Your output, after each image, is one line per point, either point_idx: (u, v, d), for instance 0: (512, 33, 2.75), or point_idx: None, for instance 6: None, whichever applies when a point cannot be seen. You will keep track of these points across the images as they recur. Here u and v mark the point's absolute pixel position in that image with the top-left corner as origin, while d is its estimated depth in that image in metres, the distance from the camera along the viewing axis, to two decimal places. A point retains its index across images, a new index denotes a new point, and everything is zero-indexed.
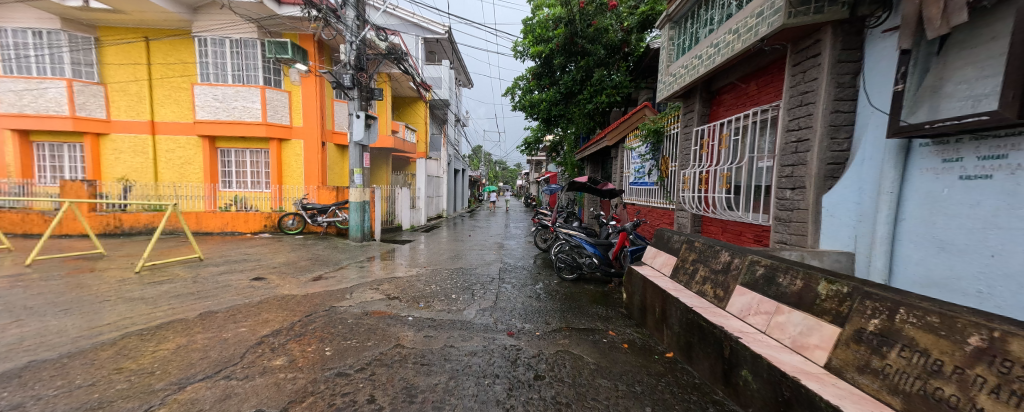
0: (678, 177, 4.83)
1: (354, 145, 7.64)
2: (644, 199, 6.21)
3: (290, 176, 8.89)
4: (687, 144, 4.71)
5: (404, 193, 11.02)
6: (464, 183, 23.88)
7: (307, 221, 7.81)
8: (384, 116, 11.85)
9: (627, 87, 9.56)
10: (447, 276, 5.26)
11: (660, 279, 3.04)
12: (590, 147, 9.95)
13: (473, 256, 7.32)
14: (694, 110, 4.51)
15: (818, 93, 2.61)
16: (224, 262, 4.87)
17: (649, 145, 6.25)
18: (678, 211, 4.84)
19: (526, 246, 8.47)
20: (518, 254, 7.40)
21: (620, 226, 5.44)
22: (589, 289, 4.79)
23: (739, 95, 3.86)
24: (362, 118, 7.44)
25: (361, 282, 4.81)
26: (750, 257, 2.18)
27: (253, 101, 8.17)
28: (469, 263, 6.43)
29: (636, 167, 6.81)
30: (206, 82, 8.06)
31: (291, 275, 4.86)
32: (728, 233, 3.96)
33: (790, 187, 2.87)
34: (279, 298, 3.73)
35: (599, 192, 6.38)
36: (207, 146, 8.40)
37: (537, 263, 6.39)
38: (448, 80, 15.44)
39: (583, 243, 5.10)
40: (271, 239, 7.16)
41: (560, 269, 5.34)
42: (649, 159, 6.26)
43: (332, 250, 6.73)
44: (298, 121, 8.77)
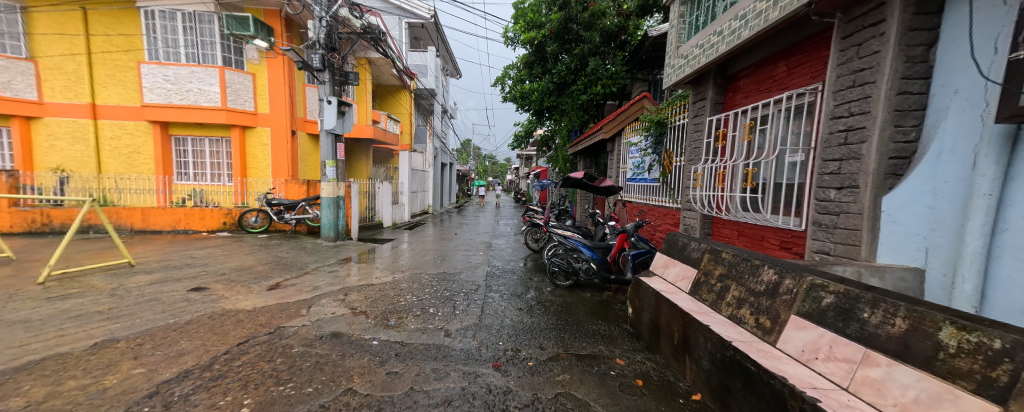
0: (687, 174, 4.32)
1: (326, 135, 6.86)
2: (646, 197, 5.70)
3: (255, 168, 8.09)
4: (696, 136, 4.20)
5: (385, 189, 10.30)
6: (452, 177, 23.12)
7: (272, 218, 7.04)
8: (364, 105, 11.04)
9: (623, 78, 9.13)
10: (426, 283, 4.65)
11: (677, 296, 2.52)
12: (584, 140, 9.44)
13: (458, 257, 6.71)
14: (706, 98, 3.99)
15: (880, 70, 2.10)
16: (160, 268, 4.18)
17: (651, 138, 5.72)
18: (685, 211, 4.34)
19: (516, 246, 7.91)
20: (507, 256, 6.83)
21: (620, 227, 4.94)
22: (586, 298, 4.26)
23: (761, 79, 3.35)
24: (334, 104, 6.66)
25: (324, 291, 4.18)
26: (811, 279, 1.66)
27: (210, 83, 7.36)
28: (452, 266, 5.83)
29: (637, 162, 6.28)
30: (154, 61, 7.24)
31: (242, 283, 4.19)
32: (746, 238, 3.48)
33: (835, 186, 2.37)
34: (215, 315, 3.09)
35: (596, 189, 5.85)
36: (159, 133, 7.61)
37: (528, 266, 5.82)
38: (434, 69, 14.65)
39: (580, 247, 4.62)
40: (230, 239, 6.40)
41: (554, 275, 4.79)
42: (650, 154, 5.74)
43: (299, 251, 6.03)
44: (264, 108, 7.96)
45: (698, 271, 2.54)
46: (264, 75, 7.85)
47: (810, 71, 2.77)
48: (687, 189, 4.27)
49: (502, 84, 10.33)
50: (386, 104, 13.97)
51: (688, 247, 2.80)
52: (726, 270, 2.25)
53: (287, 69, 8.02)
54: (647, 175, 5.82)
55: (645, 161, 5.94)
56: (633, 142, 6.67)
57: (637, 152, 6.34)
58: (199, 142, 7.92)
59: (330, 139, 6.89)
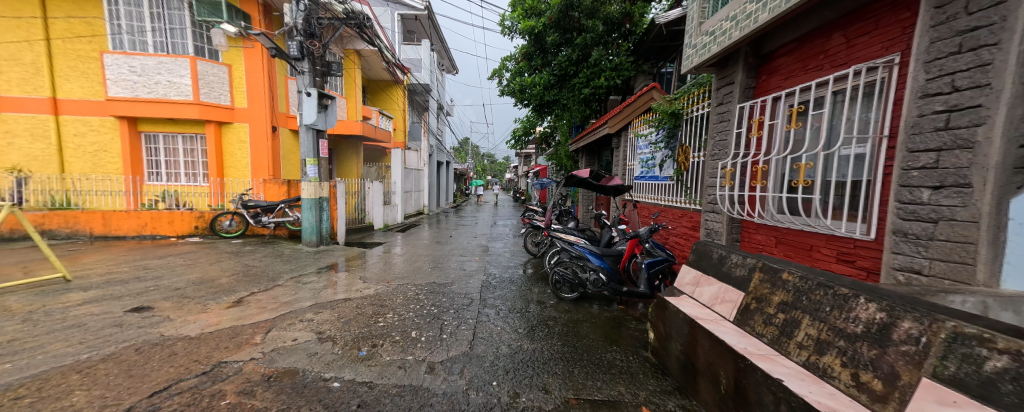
0: (710, 170, 3.76)
1: (305, 130, 6.29)
2: (661, 197, 5.12)
3: (233, 167, 7.52)
4: (720, 127, 3.65)
5: (375, 188, 9.72)
6: (450, 176, 22.51)
7: (249, 222, 6.46)
8: (353, 101, 10.46)
9: (629, 69, 8.59)
10: (412, 296, 4.08)
11: (719, 326, 1.96)
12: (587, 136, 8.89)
13: (452, 263, 6.14)
14: (734, 82, 3.43)
15: (1009, 26, 1.53)
16: (101, 284, 3.62)
17: (663, 131, 5.16)
18: (708, 213, 3.79)
19: (515, 250, 7.34)
20: (505, 262, 6.26)
21: (631, 232, 4.37)
22: (596, 314, 3.70)
23: (806, 55, 2.78)
24: (314, 97, 6.09)
25: (291, 308, 3.62)
26: (956, 327, 1.10)
27: (181, 75, 6.81)
28: (444, 274, 5.27)
29: (647, 158, 5.71)
30: (119, 50, 6.69)
31: (197, 299, 3.62)
32: (786, 246, 2.93)
33: (931, 185, 1.80)
34: (145, 346, 2.54)
35: (604, 189, 5.27)
36: (126, 129, 7.03)
37: (528, 275, 5.26)
38: (428, 63, 14.05)
39: (587, 254, 4.07)
40: (200, 245, 5.83)
41: (557, 287, 4.24)
42: (663, 148, 5.17)
43: (275, 258, 5.46)
44: (242, 102, 7.41)
45: (745, 295, 1.97)
46: (240, 67, 7.30)
47: (879, 39, 2.21)
48: (713, 188, 3.71)
49: (499, 78, 9.73)
50: (378, 100, 13.38)
51: (728, 262, 2.23)
52: (790, 298, 1.69)
53: (266, 60, 7.45)
54: (660, 172, 5.25)
55: (657, 157, 5.38)
56: (642, 137, 6.11)
57: (647, 147, 5.78)
58: (172, 139, 7.34)
59: (311, 135, 6.32)
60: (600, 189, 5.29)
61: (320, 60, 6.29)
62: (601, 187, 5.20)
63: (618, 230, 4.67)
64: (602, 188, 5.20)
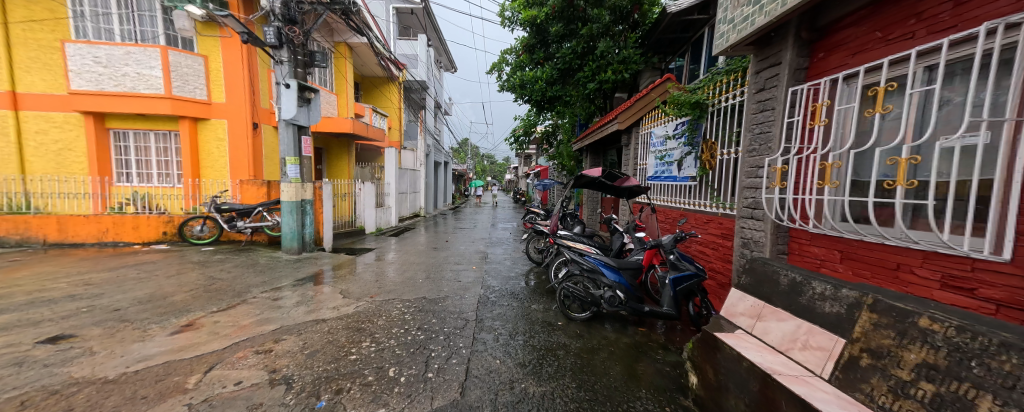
0: (748, 169, 3.19)
1: (286, 126, 5.70)
2: (683, 200, 4.55)
3: (210, 167, 6.96)
4: (760, 117, 3.07)
5: (367, 190, 9.15)
6: (448, 176, 21.89)
7: (223, 227, 5.88)
8: (345, 98, 9.89)
9: (638, 62, 8.03)
10: (396, 316, 3.50)
11: (812, 381, 1.39)
12: (593, 134, 8.33)
13: (446, 273, 5.55)
14: (780, 62, 2.85)
15: None
16: (24, 307, 3.04)
17: (683, 126, 4.59)
18: (745, 220, 3.21)
19: (515, 257, 6.75)
20: (505, 271, 5.67)
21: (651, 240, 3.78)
22: (613, 340, 3.11)
23: (885, 22, 2.19)
24: (293, 88, 5.48)
25: (249, 333, 3.05)
26: None
27: (151, 66, 6.27)
28: (436, 287, 4.68)
29: (663, 157, 5.14)
30: (83, 40, 6.16)
31: (137, 323, 3.05)
32: (855, 264, 2.33)
33: None
34: (35, 399, 1.97)
35: (617, 191, 4.69)
36: (93, 125, 6.46)
37: (532, 288, 4.67)
38: (425, 59, 13.48)
39: (600, 267, 3.48)
40: (166, 253, 5.25)
41: (565, 305, 3.66)
42: (683, 146, 4.60)
43: (246, 268, 4.88)
44: (219, 96, 6.85)
45: (846, 345, 1.38)
46: (217, 58, 6.74)
47: None
48: (752, 191, 3.13)
49: (499, 72, 9.15)
50: (372, 98, 12.82)
51: (810, 292, 1.64)
52: (942, 362, 1.10)
53: (246, 51, 6.89)
54: (680, 173, 4.69)
55: (675, 156, 4.81)
56: (656, 133, 5.53)
57: (663, 145, 5.20)
58: (143, 136, 6.78)
59: (292, 131, 5.74)
60: (613, 191, 4.70)
61: (301, 48, 5.71)
62: (614, 187, 4.60)
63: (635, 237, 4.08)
64: (616, 188, 4.61)
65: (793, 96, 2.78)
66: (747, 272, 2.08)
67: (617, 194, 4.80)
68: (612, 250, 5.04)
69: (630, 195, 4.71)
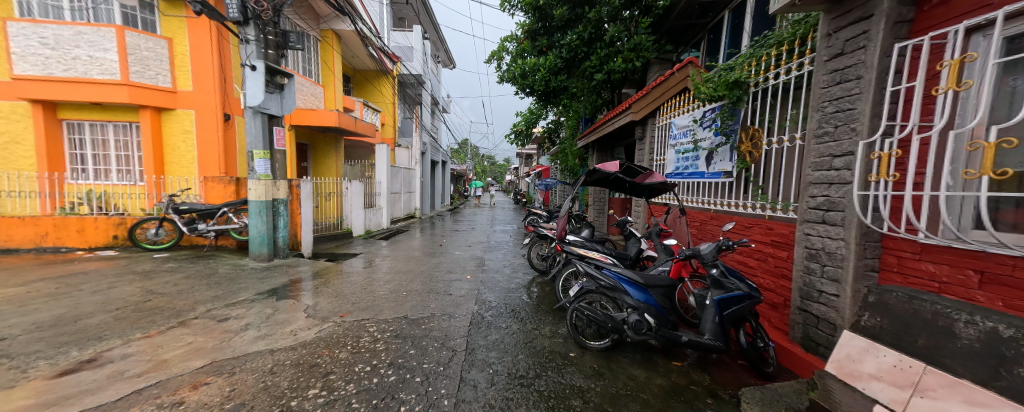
0: (818, 159, 2.48)
1: (253, 114, 4.99)
2: (716, 200, 3.84)
3: (177, 163, 6.28)
4: (835, 91, 2.35)
5: (355, 189, 8.43)
6: (447, 176, 21.10)
7: (182, 230, 5.16)
8: (332, 90, 9.22)
9: (650, 50, 7.31)
10: (364, 346, 2.78)
11: None
12: (603, 127, 7.63)
13: (436, 283, 4.81)
14: (870, 13, 2.12)
15: None
16: None
17: (716, 112, 3.89)
18: (813, 225, 2.49)
19: (516, 264, 6.01)
20: (504, 282, 4.93)
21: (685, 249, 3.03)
22: (641, 381, 2.37)
23: None
24: (260, 71, 4.77)
25: (168, 372, 2.35)
26: None
27: (105, 49, 5.60)
28: (422, 302, 3.95)
29: (690, 150, 4.43)
30: (28, 18, 5.50)
31: (20, 359, 2.35)
32: (1012, 293, 1.60)
33: None
34: None
35: (637, 188, 3.93)
36: (41, 115, 5.77)
37: (534, 304, 3.94)
38: (420, 51, 12.76)
39: (623, 284, 2.74)
40: (109, 261, 4.53)
41: (578, 330, 2.94)
42: (716, 136, 3.89)
43: (200, 279, 4.16)
44: (186, 84, 6.18)
45: None
46: (184, 41, 6.10)
47: None
48: (825, 188, 2.41)
49: (498, 61, 8.43)
50: (366, 92, 12.17)
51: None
52: None
53: (217, 33, 6.24)
54: (711, 168, 3.98)
55: (705, 148, 4.11)
56: (679, 123, 4.83)
57: (689, 135, 4.50)
58: (100, 128, 6.08)
59: (260, 121, 5.05)
60: (632, 186, 3.95)
61: (271, 26, 5.01)
62: (634, 183, 3.82)
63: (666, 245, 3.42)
64: (637, 184, 3.83)
65: (897, 56, 2.04)
66: (885, 312, 1.97)
67: (638, 192, 4.04)
68: (629, 258, 4.32)
69: (651, 193, 3.97)
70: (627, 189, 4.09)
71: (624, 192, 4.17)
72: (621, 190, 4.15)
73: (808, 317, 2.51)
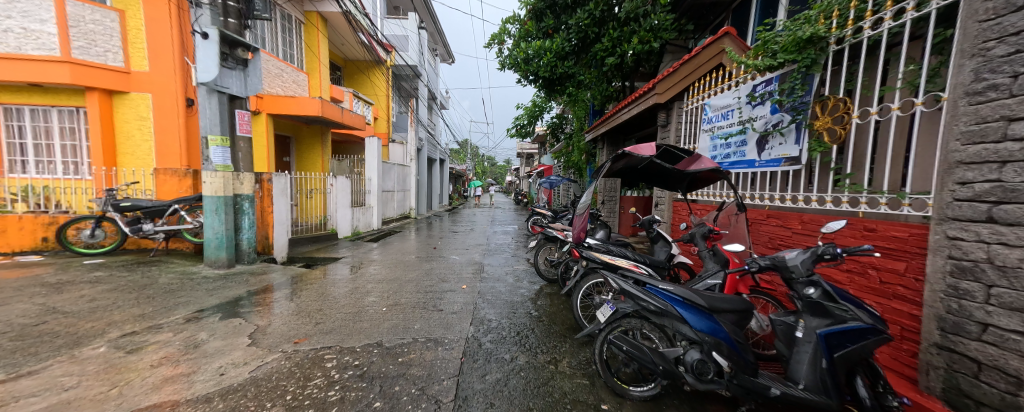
0: (974, 127, 1.68)
1: (208, 94, 4.21)
2: (777, 194, 3.07)
3: (131, 154, 5.49)
4: (1014, 19, 1.55)
5: (341, 186, 7.70)
6: (444, 175, 20.27)
7: (124, 231, 4.35)
8: (317, 78, 8.45)
9: (668, 30, 6.56)
10: (310, 395, 1.96)
11: None
12: (618, 117, 6.87)
13: (424, 295, 3.99)
14: None
15: None
16: None
17: (776, 83, 3.10)
18: (965, 225, 1.69)
19: (520, 271, 5.18)
20: (507, 294, 4.11)
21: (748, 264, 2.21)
22: None
23: None
24: (213, 39, 3.98)
25: None
26: None
27: (42, 20, 4.84)
28: (403, 322, 3.13)
29: (734, 134, 3.66)
30: None
31: None
32: None
33: None
34: None
35: (674, 177, 3.16)
36: None
37: (544, 326, 3.13)
38: (416, 40, 11.99)
39: (678, 309, 1.92)
40: (23, 268, 3.70)
41: (611, 370, 2.14)
42: (774, 113, 3.12)
43: (128, 292, 3.35)
44: (141, 64, 5.41)
45: None
46: (139, 15, 5.34)
47: None
48: (991, 169, 1.60)
49: (499, 44, 7.62)
50: (358, 83, 11.44)
51: None
52: None
53: (176, 6, 5.46)
54: (767, 155, 3.22)
55: (756, 130, 3.35)
56: (716, 104, 4.05)
57: (733, 116, 3.73)
58: (43, 114, 5.28)
59: (217, 101, 4.28)
60: (668, 174, 3.17)
61: None
62: (672, 170, 3.05)
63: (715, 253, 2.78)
64: (675, 172, 3.05)
65: None
66: None
67: (676, 185, 3.27)
68: (665, 267, 3.51)
69: (692, 183, 3.18)
70: (660, 178, 3.33)
71: (657, 181, 3.42)
72: (652, 178, 3.40)
73: (957, 361, 1.71)
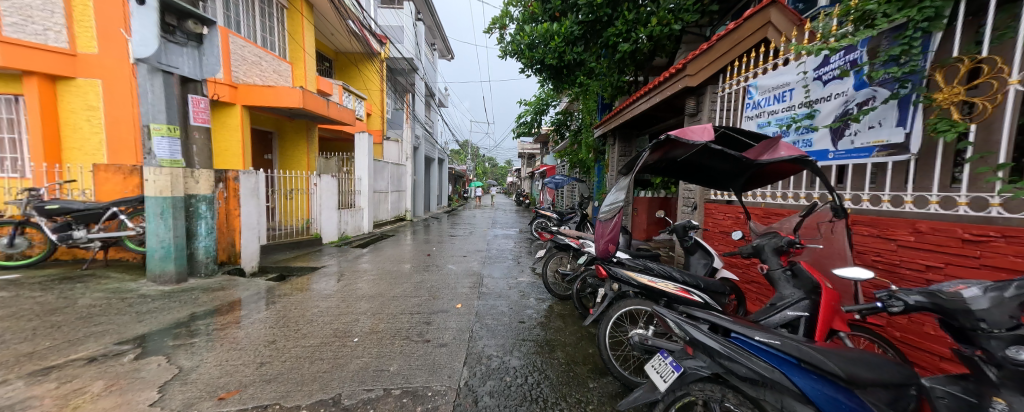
0: None
1: (150, 73, 3.48)
2: (868, 194, 2.34)
3: (79, 149, 4.80)
4: None
5: (326, 186, 6.93)
6: (444, 175, 19.60)
7: (52, 239, 3.63)
8: (302, 68, 7.77)
9: (691, 11, 5.83)
10: None
11: None
12: (634, 109, 6.17)
13: (408, 317, 3.25)
14: None
15: None
16: None
17: (864, 50, 2.39)
18: None
19: (526, 285, 4.44)
20: (511, 317, 3.36)
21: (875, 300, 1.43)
22: None
23: None
24: (153, 6, 3.28)
25: None
26: None
27: None
28: (375, 361, 2.39)
29: (796, 120, 2.95)
30: None
31: None
32: None
33: None
34: None
35: (732, 168, 2.43)
36: None
37: (559, 369, 2.37)
38: (412, 31, 11.29)
39: (791, 374, 1.20)
40: None
41: None
42: (857, 90, 2.43)
43: (25, 320, 2.63)
44: (89, 46, 4.71)
45: None
46: None
47: None
48: None
49: (500, 29, 6.90)
50: (351, 77, 10.78)
51: None
52: None
53: None
54: (847, 144, 2.52)
55: (830, 113, 2.65)
56: (766, 84, 3.34)
57: (792, 97, 3.02)
58: None
59: (163, 83, 3.56)
60: (723, 166, 2.45)
61: None
62: (730, 160, 2.33)
63: (797, 274, 2.03)
64: (736, 163, 2.33)
65: None
66: None
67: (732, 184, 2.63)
68: (724, 291, 2.25)
69: (757, 178, 2.43)
70: (711, 171, 2.61)
71: (705, 175, 2.71)
72: (700, 171, 2.69)
73: None
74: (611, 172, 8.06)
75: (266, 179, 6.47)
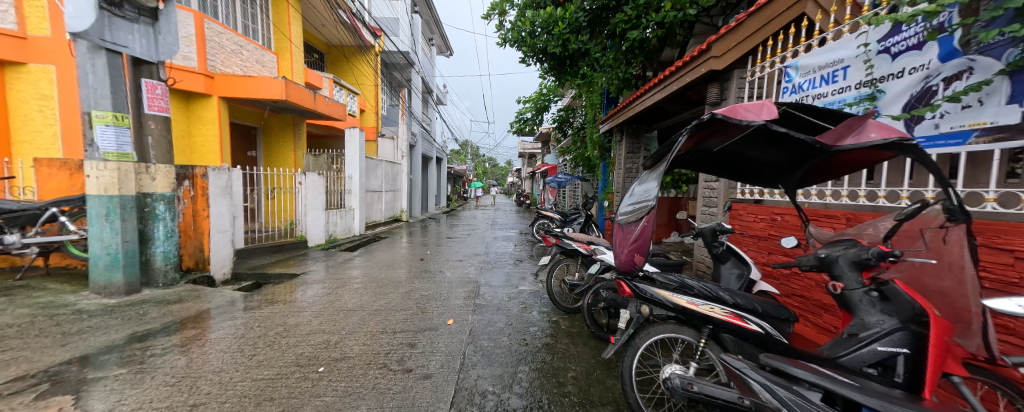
0: None
1: (92, 51, 3.03)
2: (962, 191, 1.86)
3: (30, 143, 4.30)
4: None
5: (312, 185, 6.43)
6: (443, 174, 19.15)
7: None
8: (289, 60, 7.27)
9: None
10: None
11: None
12: (645, 101, 5.67)
13: (389, 338, 2.74)
14: None
15: None
16: None
17: (955, 10, 1.88)
18: None
19: (528, 294, 3.94)
20: (511, 336, 2.86)
21: None
22: None
23: None
24: None
25: None
26: None
27: None
28: (338, 402, 1.88)
29: (852, 105, 2.47)
30: None
31: None
32: None
33: None
34: None
35: (793, 155, 1.90)
36: None
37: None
38: (408, 24, 10.80)
39: None
40: None
41: None
42: (944, 62, 1.93)
43: None
44: (42, 29, 4.26)
45: None
46: None
47: None
48: None
49: (500, 16, 6.41)
50: (344, 71, 10.30)
51: None
52: None
53: None
54: (928, 129, 2.04)
55: (902, 92, 2.16)
56: (810, 64, 2.85)
57: (846, 77, 2.52)
58: None
59: (108, 62, 3.09)
60: (782, 152, 1.92)
61: None
62: (794, 146, 1.79)
63: (893, 296, 1.53)
64: (802, 149, 1.78)
65: None
66: None
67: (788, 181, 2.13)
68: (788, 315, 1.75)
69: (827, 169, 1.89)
70: (763, 160, 2.09)
71: (754, 166, 2.18)
72: (748, 162, 2.16)
73: None
74: (618, 170, 7.56)
75: (247, 177, 5.97)
